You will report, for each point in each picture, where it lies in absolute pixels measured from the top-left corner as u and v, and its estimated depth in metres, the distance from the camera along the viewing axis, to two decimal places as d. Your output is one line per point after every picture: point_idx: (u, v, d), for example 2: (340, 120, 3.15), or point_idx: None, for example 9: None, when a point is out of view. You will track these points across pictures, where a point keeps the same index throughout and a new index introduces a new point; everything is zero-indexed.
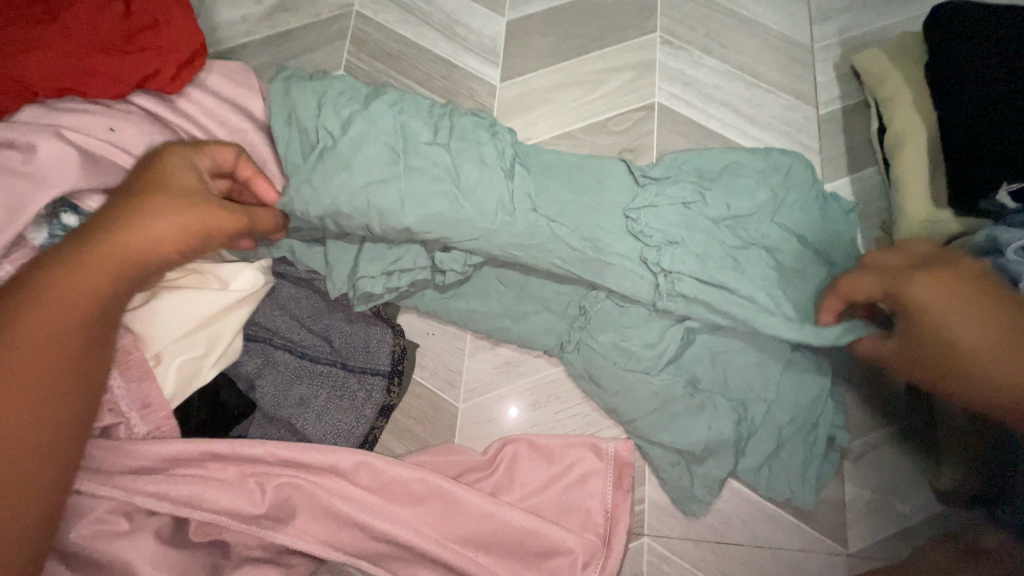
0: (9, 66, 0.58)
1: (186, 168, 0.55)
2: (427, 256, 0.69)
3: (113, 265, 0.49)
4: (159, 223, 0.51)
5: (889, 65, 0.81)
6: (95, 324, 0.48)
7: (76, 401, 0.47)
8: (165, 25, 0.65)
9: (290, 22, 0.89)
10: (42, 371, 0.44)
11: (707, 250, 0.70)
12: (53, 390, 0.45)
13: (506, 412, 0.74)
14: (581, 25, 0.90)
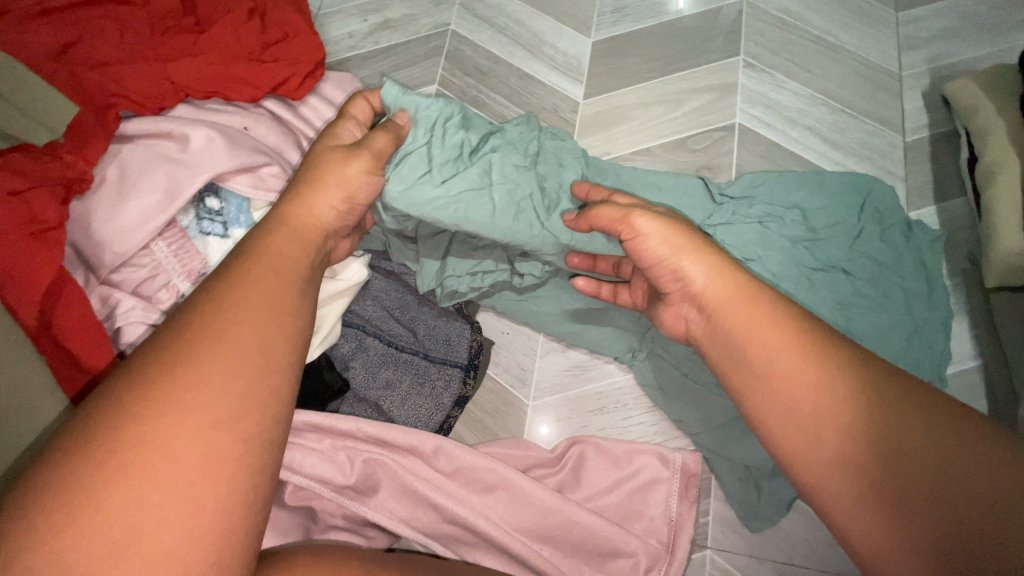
0: (167, 69, 0.65)
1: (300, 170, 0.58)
2: (507, 259, 0.73)
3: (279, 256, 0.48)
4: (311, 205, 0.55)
5: (982, 94, 0.80)
6: (292, 315, 0.45)
7: (232, 374, 0.39)
8: (293, 39, 0.73)
9: (391, 39, 0.97)
10: (234, 349, 0.40)
11: (781, 271, 0.71)
12: (247, 369, 0.40)
13: (536, 428, 0.77)
14: (664, 47, 0.93)
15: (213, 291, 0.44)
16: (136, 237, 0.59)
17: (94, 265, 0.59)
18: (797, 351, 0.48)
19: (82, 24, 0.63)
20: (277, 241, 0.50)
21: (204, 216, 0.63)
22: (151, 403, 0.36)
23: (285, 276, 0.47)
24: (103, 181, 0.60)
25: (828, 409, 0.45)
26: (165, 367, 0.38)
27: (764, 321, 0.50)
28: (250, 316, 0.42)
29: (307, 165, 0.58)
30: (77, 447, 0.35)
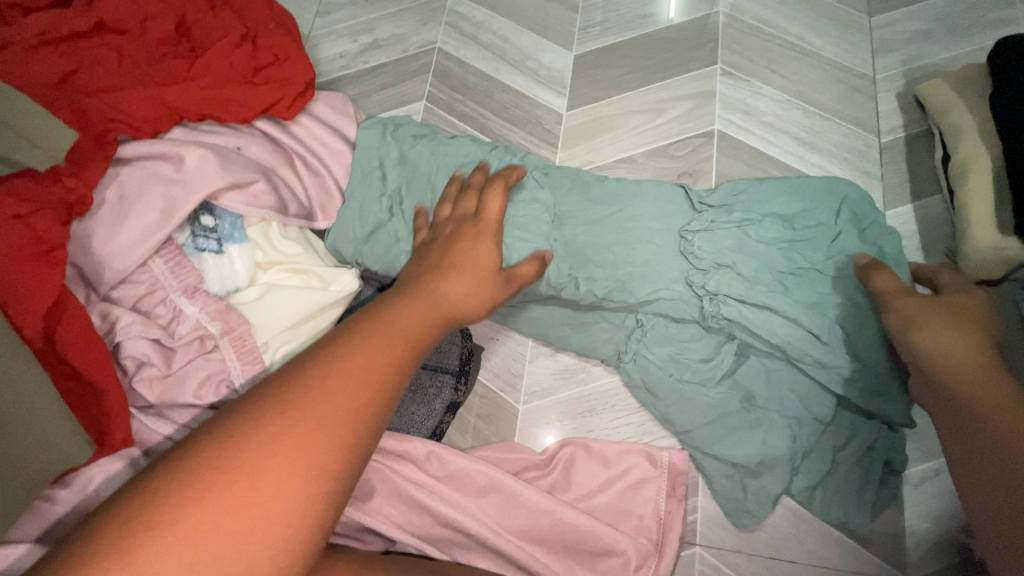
0: (163, 93, 0.68)
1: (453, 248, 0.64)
2: None
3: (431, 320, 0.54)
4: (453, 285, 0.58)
5: (953, 95, 0.82)
6: (374, 406, 0.44)
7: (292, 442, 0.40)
8: (285, 61, 0.76)
9: (380, 58, 1.01)
10: (332, 401, 0.43)
11: (757, 274, 0.73)
12: (314, 429, 0.41)
13: (543, 438, 0.78)
14: (644, 58, 0.96)
15: (311, 364, 0.45)
16: (135, 255, 0.62)
17: (95, 282, 0.61)
18: (963, 348, 0.56)
19: (81, 54, 0.66)
20: (399, 309, 0.53)
21: (200, 233, 0.67)
22: (222, 471, 0.38)
23: (381, 363, 0.47)
24: (102, 203, 0.62)
25: (1001, 413, 0.50)
26: (245, 440, 0.39)
27: (948, 338, 0.58)
28: (366, 377, 0.45)
29: (472, 264, 0.61)
30: (153, 488, 0.37)
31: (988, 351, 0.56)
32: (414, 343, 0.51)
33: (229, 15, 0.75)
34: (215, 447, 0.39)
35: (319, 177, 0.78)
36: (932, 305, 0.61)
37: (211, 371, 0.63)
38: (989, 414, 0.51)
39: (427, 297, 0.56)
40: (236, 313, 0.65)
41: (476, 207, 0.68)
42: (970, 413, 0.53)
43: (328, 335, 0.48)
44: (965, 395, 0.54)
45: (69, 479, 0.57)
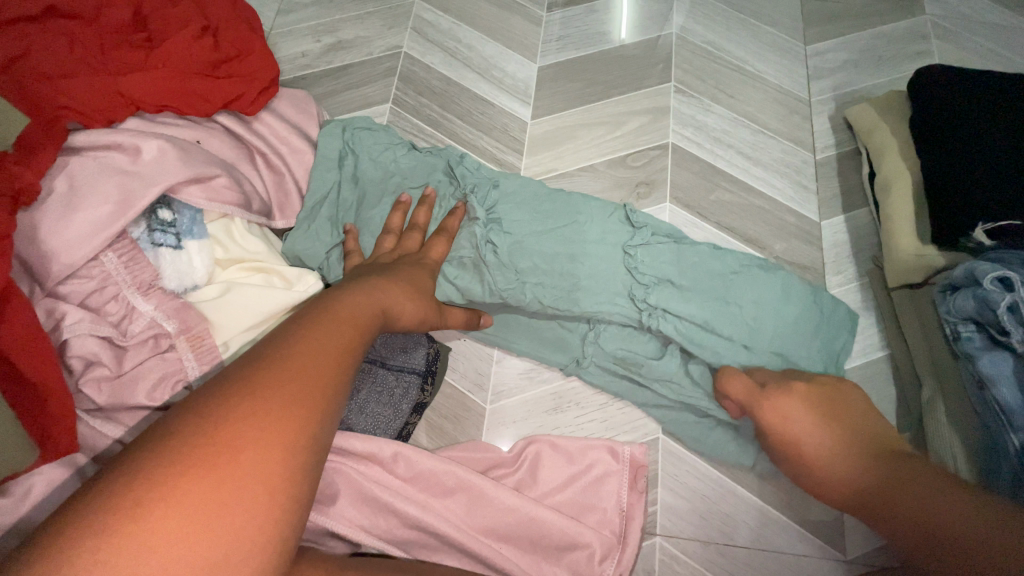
0: (118, 82, 0.65)
1: (395, 263, 0.67)
2: (448, 269, 0.75)
3: (375, 313, 0.56)
4: (395, 289, 0.61)
5: (876, 118, 0.91)
6: (336, 382, 0.47)
7: (258, 425, 0.40)
8: (247, 57, 0.75)
9: (344, 59, 1.00)
10: (291, 384, 0.44)
11: (692, 277, 0.76)
12: (281, 413, 0.42)
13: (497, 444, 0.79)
14: (604, 73, 1.01)
15: (268, 350, 0.46)
16: (86, 248, 0.59)
17: (40, 276, 0.58)
18: (823, 447, 0.67)
19: (27, 37, 0.63)
20: (350, 300, 0.55)
21: (156, 227, 0.64)
22: (191, 452, 0.38)
23: (339, 343, 0.49)
24: (48, 192, 0.59)
25: (921, 493, 0.60)
26: (210, 421, 0.40)
27: (911, 501, 0.60)
28: (319, 361, 0.46)
29: (415, 283, 0.65)
30: (121, 480, 0.37)
31: (873, 458, 0.65)
32: (361, 327, 0.53)
33: (189, 6, 0.73)
34: (179, 439, 0.39)
35: (278, 175, 0.77)
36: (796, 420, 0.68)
37: (166, 371, 0.61)
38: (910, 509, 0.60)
39: (390, 297, 0.59)
40: (193, 311, 0.63)
41: (420, 247, 0.72)
42: (884, 507, 0.62)
43: (279, 330, 0.49)
44: (879, 496, 0.62)
45: (7, 487, 0.53)
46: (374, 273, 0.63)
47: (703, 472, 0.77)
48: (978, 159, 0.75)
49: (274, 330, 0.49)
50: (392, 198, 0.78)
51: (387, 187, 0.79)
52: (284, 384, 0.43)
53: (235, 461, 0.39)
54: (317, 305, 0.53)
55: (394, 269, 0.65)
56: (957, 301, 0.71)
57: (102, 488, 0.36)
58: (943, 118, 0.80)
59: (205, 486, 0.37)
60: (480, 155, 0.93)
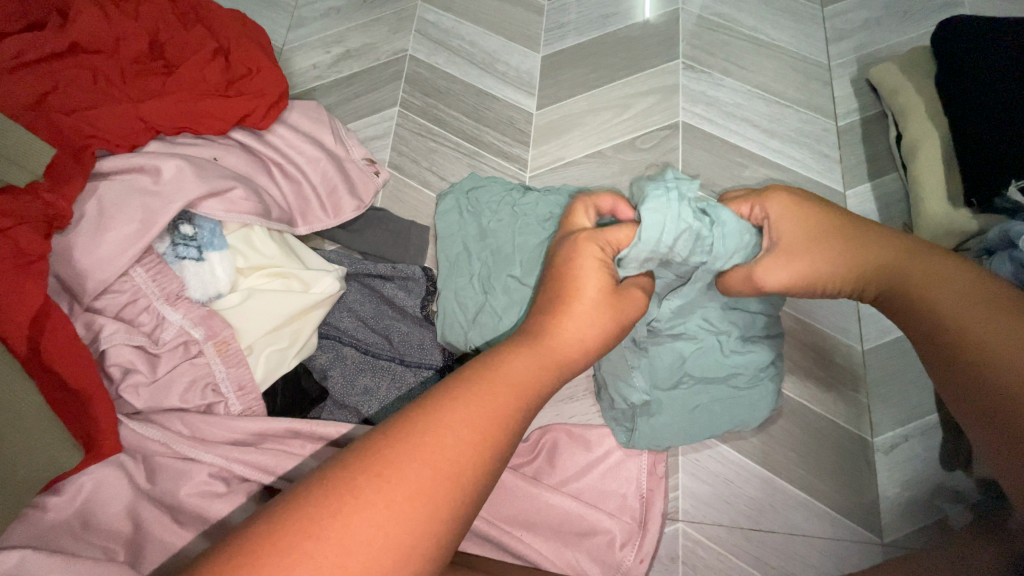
0: (139, 109, 0.70)
1: (615, 294, 0.53)
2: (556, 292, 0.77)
3: (539, 379, 0.46)
4: (581, 340, 0.50)
5: (901, 76, 0.86)
6: (476, 482, 0.39)
7: (378, 534, 0.35)
8: (257, 73, 0.78)
9: (353, 68, 1.03)
10: (425, 487, 0.37)
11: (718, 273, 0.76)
12: (406, 524, 0.36)
13: None
14: (609, 56, 0.99)
15: (413, 423, 0.39)
16: (116, 264, 0.64)
17: (78, 293, 0.63)
18: (841, 263, 0.57)
19: (54, 74, 0.68)
20: (524, 366, 0.45)
21: (179, 242, 0.69)
22: (293, 545, 0.34)
23: (490, 428, 0.41)
24: (81, 216, 0.64)
25: (954, 302, 0.47)
26: (322, 511, 0.35)
27: (932, 278, 0.50)
28: (468, 456, 0.39)
29: (606, 301, 0.52)
30: (262, 536, 0.34)
31: (886, 261, 0.54)
32: (529, 401, 0.44)
33: (201, 32, 0.77)
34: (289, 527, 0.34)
35: (295, 184, 0.81)
36: (790, 250, 0.59)
37: (198, 375, 0.66)
38: (945, 316, 0.47)
39: (595, 335, 0.51)
40: (217, 317, 0.67)
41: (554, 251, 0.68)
42: (928, 331, 0.49)
43: (445, 384, 0.42)
44: (939, 322, 0.48)
45: (61, 485, 0.58)
46: (585, 315, 0.51)
47: (724, 454, 0.76)
48: (1012, 117, 0.70)
49: (474, 387, 0.42)
50: (456, 215, 0.83)
51: (469, 212, 0.83)
52: (433, 481, 0.37)
53: (336, 569, 0.34)
54: (519, 369, 0.45)
55: (597, 304, 0.52)
56: (994, 264, 0.66)
57: (228, 554, 0.34)
58: (963, 69, 0.76)
59: None
60: (487, 150, 0.94)
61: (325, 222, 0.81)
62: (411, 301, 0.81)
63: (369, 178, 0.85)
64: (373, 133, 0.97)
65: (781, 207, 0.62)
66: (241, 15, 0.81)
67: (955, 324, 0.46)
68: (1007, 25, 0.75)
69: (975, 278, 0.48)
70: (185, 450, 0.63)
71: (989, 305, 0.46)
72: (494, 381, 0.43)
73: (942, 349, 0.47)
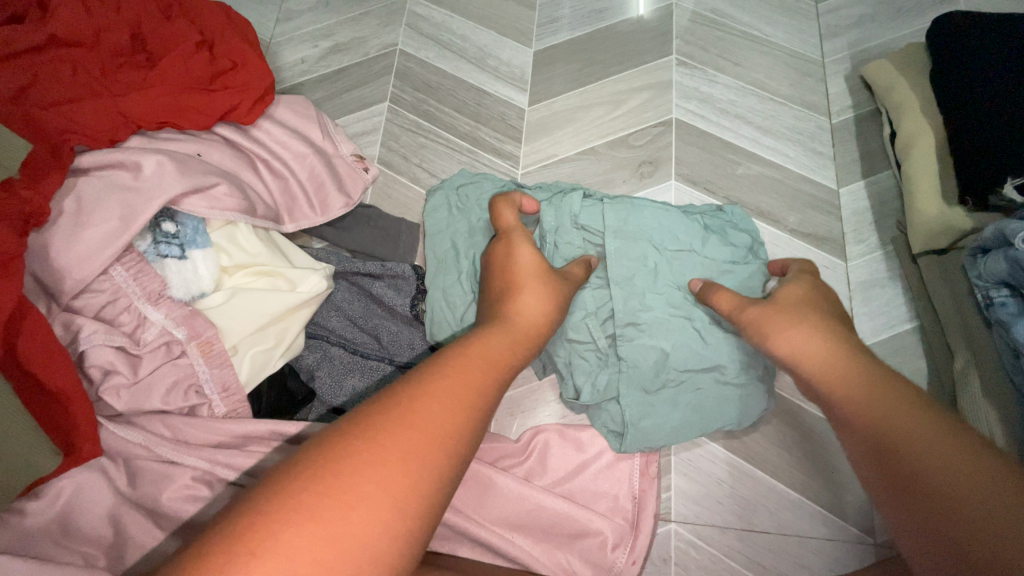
0: (120, 103, 0.68)
1: (541, 273, 0.63)
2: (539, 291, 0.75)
3: (505, 342, 0.53)
4: (536, 303, 0.59)
5: (896, 73, 0.85)
6: (469, 417, 0.44)
7: (388, 457, 0.38)
8: (243, 67, 0.76)
9: (342, 62, 1.02)
10: (423, 417, 0.41)
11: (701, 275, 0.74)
12: (408, 449, 0.39)
13: (507, 431, 0.79)
14: (602, 51, 0.98)
15: (405, 376, 0.45)
16: (96, 262, 0.62)
17: (55, 292, 0.61)
18: (830, 362, 0.53)
19: (31, 66, 0.66)
20: (492, 335, 0.53)
21: (161, 240, 0.68)
22: (308, 479, 0.37)
23: (472, 371, 0.47)
24: (59, 213, 0.63)
25: (940, 448, 0.42)
26: (332, 449, 0.39)
27: (916, 425, 0.44)
28: (458, 393, 0.44)
29: (534, 271, 0.63)
30: (269, 495, 0.36)
31: (873, 377, 0.49)
32: (505, 362, 0.51)
33: (184, 24, 0.75)
34: (304, 469, 0.37)
35: (282, 180, 0.79)
36: (786, 313, 0.59)
37: (181, 377, 0.64)
38: (910, 444, 0.43)
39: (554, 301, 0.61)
40: (200, 317, 0.65)
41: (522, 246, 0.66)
42: (895, 467, 0.43)
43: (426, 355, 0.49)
44: (911, 458, 0.42)
45: (39, 490, 0.57)
46: (538, 292, 0.60)
47: (717, 454, 0.75)
48: (1006, 114, 0.69)
49: (447, 351, 0.49)
50: (438, 213, 0.82)
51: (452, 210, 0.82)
52: (432, 414, 0.42)
53: (352, 489, 0.36)
54: (483, 337, 0.52)
55: (526, 282, 0.61)
56: (988, 264, 0.66)
57: (242, 509, 0.36)
58: (958, 66, 0.76)
59: (314, 519, 0.35)
60: (478, 146, 0.93)
61: (312, 219, 0.80)
62: (401, 301, 0.79)
63: (358, 174, 0.83)
64: (363, 129, 0.96)
65: (793, 295, 0.62)
66: (226, 8, 0.79)
67: (943, 476, 0.40)
68: (1003, 22, 0.74)
69: (974, 440, 0.42)
70: (168, 453, 0.61)
71: (985, 471, 0.39)
72: (461, 347, 0.50)
73: (910, 485, 0.42)
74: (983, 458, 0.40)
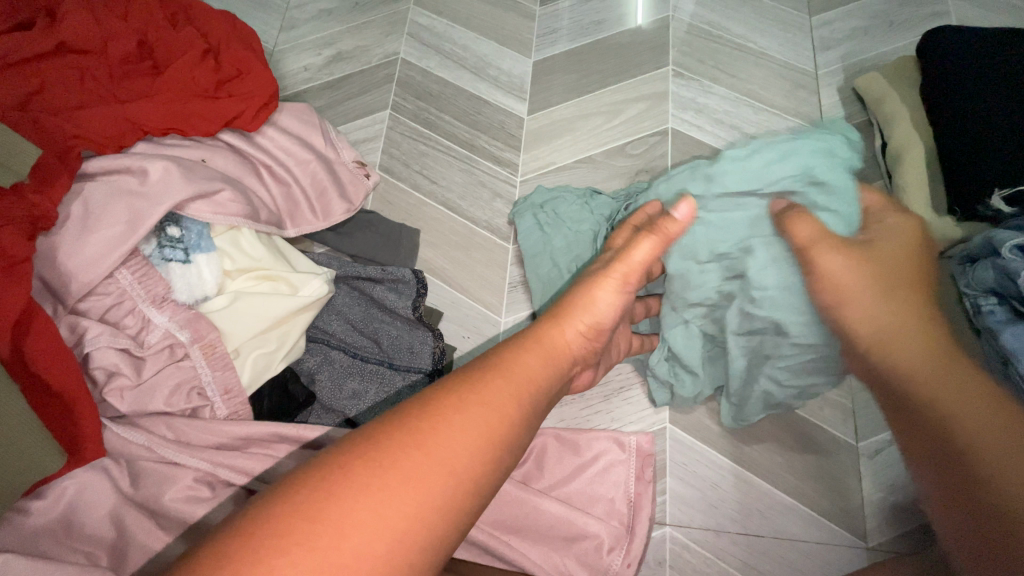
0: (127, 110, 0.70)
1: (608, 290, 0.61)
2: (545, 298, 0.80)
3: (532, 375, 0.51)
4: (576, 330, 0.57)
5: (887, 86, 0.87)
6: (483, 467, 0.43)
7: (389, 500, 0.38)
8: (247, 75, 0.77)
9: (344, 70, 1.03)
10: (432, 461, 0.41)
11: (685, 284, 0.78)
12: (413, 492, 0.39)
13: None
14: (600, 62, 1.00)
15: (430, 404, 0.45)
16: (102, 266, 0.63)
17: (61, 295, 0.62)
18: (924, 337, 0.54)
19: (41, 73, 0.67)
20: (527, 363, 0.51)
21: (165, 244, 0.69)
22: (308, 504, 0.37)
23: (498, 413, 0.45)
24: (66, 217, 0.64)
25: (1006, 444, 0.44)
26: (339, 477, 0.39)
27: (961, 407, 0.48)
28: (475, 437, 0.43)
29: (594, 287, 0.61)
30: (273, 513, 0.37)
31: (961, 376, 0.50)
32: (533, 395, 0.49)
33: (190, 32, 0.77)
34: (305, 493, 0.38)
35: (285, 186, 0.81)
36: (870, 277, 0.59)
37: (184, 379, 0.65)
38: (963, 426, 0.47)
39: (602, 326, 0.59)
40: (203, 320, 0.67)
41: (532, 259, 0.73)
42: (931, 432, 0.50)
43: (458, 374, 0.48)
44: (969, 439, 0.46)
45: (42, 490, 0.58)
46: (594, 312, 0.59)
47: (711, 458, 0.77)
48: (996, 128, 0.71)
49: (480, 376, 0.48)
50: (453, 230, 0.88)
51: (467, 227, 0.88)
52: (445, 457, 0.41)
53: (347, 527, 0.37)
54: (519, 367, 0.50)
55: (592, 307, 0.60)
56: (975, 273, 0.67)
57: (244, 521, 0.37)
58: (948, 80, 0.78)
59: (308, 551, 0.36)
60: (478, 154, 0.94)
61: (314, 225, 0.81)
62: (401, 304, 0.80)
63: (359, 181, 0.85)
64: (364, 136, 0.97)
65: (898, 227, 0.65)
66: (231, 17, 0.81)
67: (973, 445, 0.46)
68: (991, 37, 0.76)
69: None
70: (170, 455, 0.62)
71: (1016, 442, 0.44)
72: (500, 372, 0.49)
73: (952, 464, 0.47)
74: (1022, 426, 0.45)
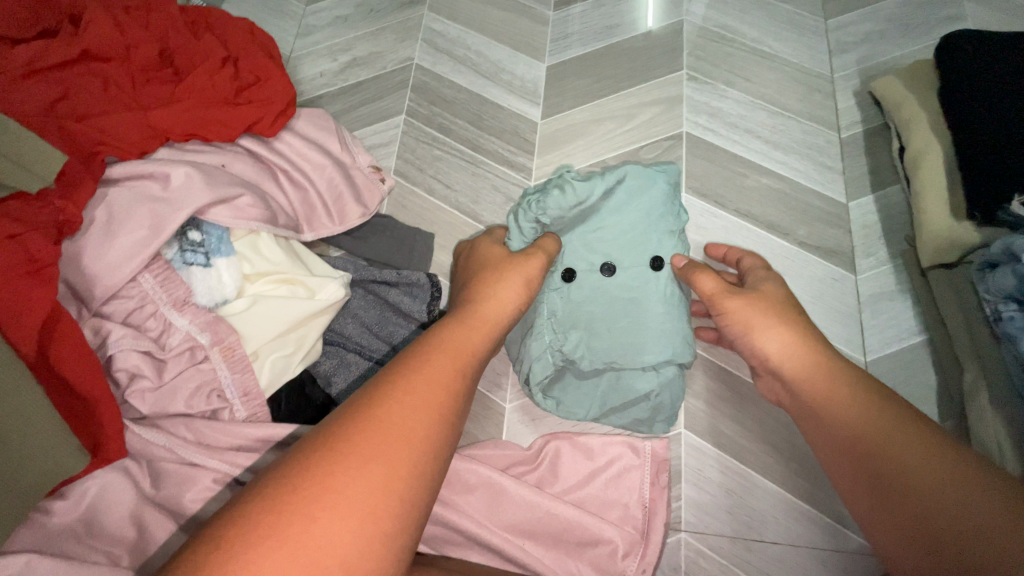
0: (149, 116, 0.71)
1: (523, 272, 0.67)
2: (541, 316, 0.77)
3: (462, 345, 0.53)
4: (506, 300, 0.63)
5: (904, 91, 0.86)
6: (435, 432, 0.44)
7: (349, 481, 0.39)
8: (266, 81, 0.79)
9: (360, 75, 1.04)
10: (388, 436, 0.42)
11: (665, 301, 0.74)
12: (374, 466, 0.40)
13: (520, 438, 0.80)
14: (614, 66, 1.00)
15: (370, 388, 0.46)
16: (124, 270, 0.64)
17: (86, 299, 0.64)
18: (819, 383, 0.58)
19: (66, 80, 0.69)
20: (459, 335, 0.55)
21: (187, 248, 0.70)
22: (270, 500, 0.38)
23: (439, 381, 0.48)
24: (91, 222, 0.65)
25: (947, 485, 0.45)
26: (297, 471, 0.39)
27: (912, 458, 0.48)
28: (425, 406, 0.45)
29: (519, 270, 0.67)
30: (232, 517, 0.37)
31: (901, 415, 0.52)
32: (467, 364, 0.52)
33: (210, 39, 0.78)
34: (260, 499, 0.38)
35: (302, 191, 0.82)
36: (769, 317, 0.65)
37: (204, 381, 0.66)
38: (915, 479, 0.47)
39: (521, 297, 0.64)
40: (223, 323, 0.67)
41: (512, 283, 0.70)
42: (881, 481, 0.49)
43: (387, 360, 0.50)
44: (923, 482, 0.46)
45: (65, 490, 0.58)
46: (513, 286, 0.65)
47: (726, 464, 0.76)
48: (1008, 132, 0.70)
49: (409, 356, 0.51)
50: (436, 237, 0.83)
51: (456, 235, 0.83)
52: (394, 429, 0.43)
53: (316, 509, 0.38)
54: (452, 344, 0.53)
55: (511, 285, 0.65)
56: (997, 278, 0.66)
57: (204, 537, 0.37)
58: (961, 84, 0.77)
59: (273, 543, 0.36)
60: (491, 158, 0.95)
61: (330, 229, 0.82)
62: (417, 307, 0.80)
63: (375, 185, 0.85)
64: (379, 141, 0.98)
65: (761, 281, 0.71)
66: (249, 24, 0.82)
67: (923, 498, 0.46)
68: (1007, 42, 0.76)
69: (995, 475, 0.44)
70: (190, 456, 0.63)
71: (969, 489, 0.44)
72: (424, 349, 0.52)
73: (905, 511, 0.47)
74: (976, 478, 0.44)
